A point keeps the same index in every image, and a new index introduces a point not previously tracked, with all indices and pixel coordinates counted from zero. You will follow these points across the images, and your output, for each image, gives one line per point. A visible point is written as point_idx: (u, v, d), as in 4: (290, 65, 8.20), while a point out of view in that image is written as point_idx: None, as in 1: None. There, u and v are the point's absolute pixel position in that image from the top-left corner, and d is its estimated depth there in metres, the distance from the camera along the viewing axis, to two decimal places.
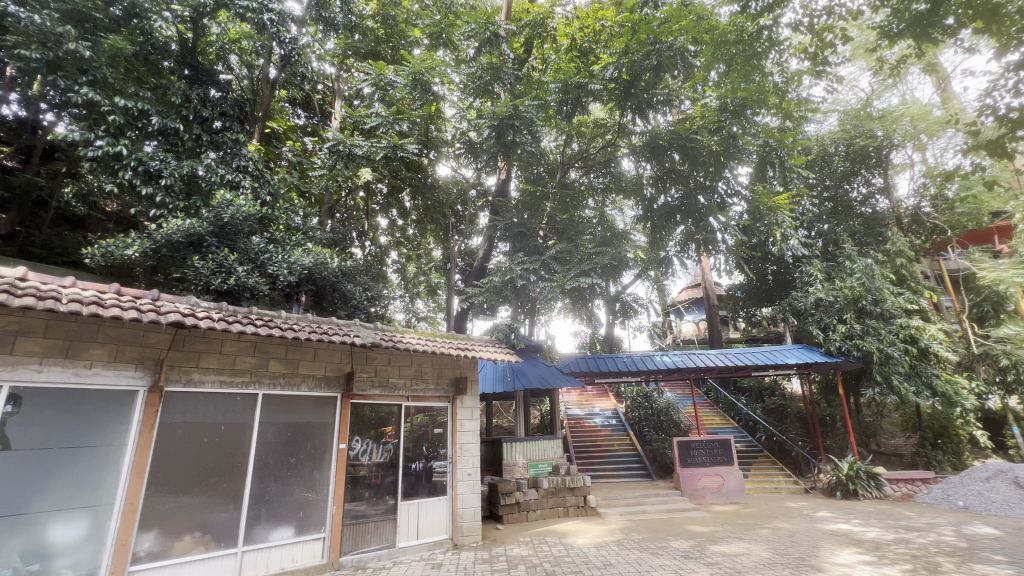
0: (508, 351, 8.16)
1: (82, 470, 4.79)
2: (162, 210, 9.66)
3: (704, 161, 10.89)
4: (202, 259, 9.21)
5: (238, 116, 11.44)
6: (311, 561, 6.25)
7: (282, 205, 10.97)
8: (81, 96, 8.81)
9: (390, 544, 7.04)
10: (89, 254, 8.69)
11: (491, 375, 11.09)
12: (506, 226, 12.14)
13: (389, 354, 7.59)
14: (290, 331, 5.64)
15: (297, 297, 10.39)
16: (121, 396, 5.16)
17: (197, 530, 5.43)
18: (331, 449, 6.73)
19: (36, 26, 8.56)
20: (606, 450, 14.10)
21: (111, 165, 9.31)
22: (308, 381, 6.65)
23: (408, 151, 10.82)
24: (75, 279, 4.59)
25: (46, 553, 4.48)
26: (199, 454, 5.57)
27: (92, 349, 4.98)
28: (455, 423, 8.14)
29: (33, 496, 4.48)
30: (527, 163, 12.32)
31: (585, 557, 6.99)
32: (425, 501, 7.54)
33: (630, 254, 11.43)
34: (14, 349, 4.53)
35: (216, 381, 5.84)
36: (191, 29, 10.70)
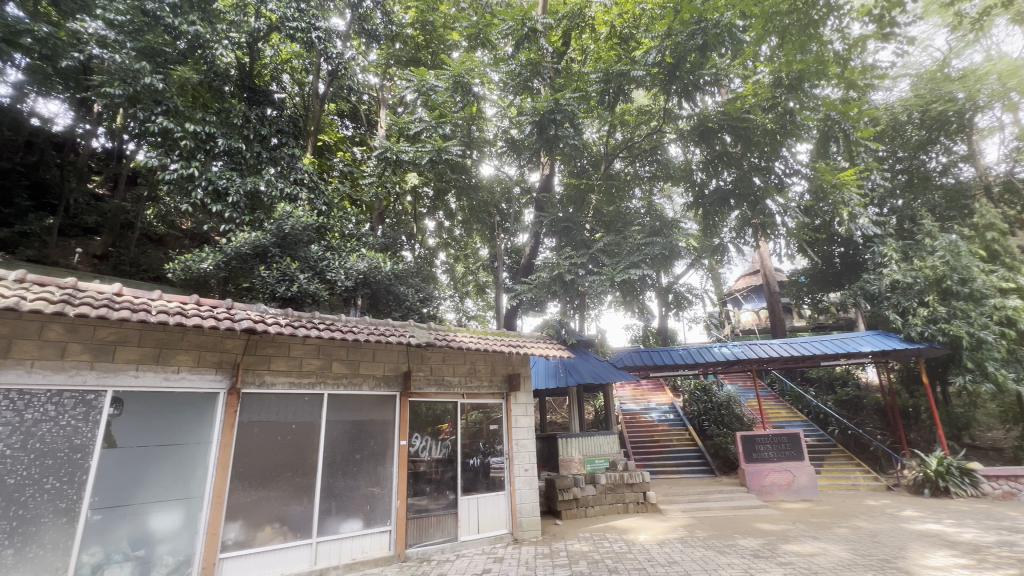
0: (560, 346, 8.14)
1: (175, 466, 5.27)
2: (231, 224, 10.41)
3: (758, 141, 10.34)
4: (268, 268, 9.86)
5: (293, 132, 12.13)
6: (379, 553, 6.53)
7: (337, 214, 11.44)
8: (157, 125, 9.66)
9: (452, 538, 7.23)
10: (171, 269, 9.61)
11: (542, 371, 11.10)
12: (551, 222, 12.15)
13: (443, 353, 7.76)
14: (350, 334, 5.90)
15: (354, 301, 10.85)
16: (204, 398, 5.61)
17: (275, 522, 5.81)
18: (393, 445, 6.99)
19: (117, 65, 9.51)
20: (663, 446, 13.74)
21: (186, 187, 10.15)
22: (368, 381, 6.94)
23: (452, 153, 10.97)
24: (162, 292, 5.04)
25: (149, 540, 4.98)
26: (274, 450, 5.96)
27: (179, 355, 5.46)
28: (510, 419, 8.22)
29: (137, 488, 4.99)
30: (571, 156, 12.18)
31: (648, 554, 6.86)
32: (484, 496, 7.68)
33: (681, 243, 11.03)
34: (115, 356, 5.05)
35: (286, 382, 6.21)
36: (248, 54, 11.44)
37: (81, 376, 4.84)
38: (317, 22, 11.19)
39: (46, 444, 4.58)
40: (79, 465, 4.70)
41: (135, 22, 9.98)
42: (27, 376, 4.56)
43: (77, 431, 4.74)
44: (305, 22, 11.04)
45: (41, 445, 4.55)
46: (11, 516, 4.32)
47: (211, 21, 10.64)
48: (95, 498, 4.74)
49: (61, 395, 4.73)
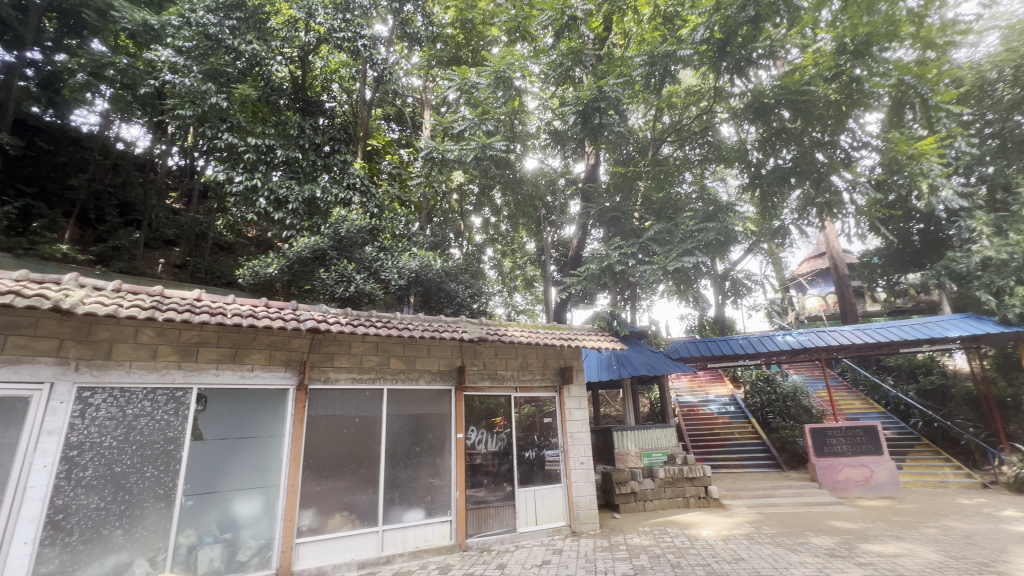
0: (613, 338, 8.01)
1: (254, 457, 5.68)
2: (292, 230, 11.03)
3: (820, 114, 9.62)
4: (327, 271, 10.39)
5: (344, 138, 12.64)
6: (441, 542, 6.74)
7: (388, 215, 11.80)
8: (224, 141, 10.47)
9: (511, 529, 7.34)
10: (241, 274, 10.35)
11: (595, 365, 10.98)
12: (599, 212, 11.97)
13: (495, 347, 7.85)
14: (406, 331, 6.11)
15: (408, 299, 11.19)
16: (276, 394, 6.00)
17: (344, 510, 6.14)
18: (451, 438, 7.18)
19: (187, 88, 10.40)
20: (724, 439, 13.23)
21: (250, 198, 10.87)
22: (425, 375, 7.15)
23: (496, 149, 11.03)
24: (235, 296, 5.44)
25: (235, 524, 5.43)
26: (341, 443, 6.29)
27: (252, 354, 5.86)
28: (564, 412, 8.20)
29: (221, 477, 5.44)
30: (615, 144, 11.90)
31: (712, 550, 6.64)
32: (541, 488, 7.72)
33: (737, 226, 10.62)
34: (198, 356, 5.50)
35: (348, 378, 6.52)
36: (300, 67, 11.96)
37: (170, 375, 5.32)
38: (362, 30, 11.54)
39: (145, 436, 5.08)
40: (173, 455, 5.18)
41: (200, 47, 10.77)
42: (127, 375, 5.08)
43: (169, 425, 5.22)
44: (351, 32, 11.43)
45: (141, 437, 5.06)
46: (121, 499, 4.85)
47: (265, 39, 11.29)
48: (187, 485, 5.21)
49: (156, 392, 5.22)
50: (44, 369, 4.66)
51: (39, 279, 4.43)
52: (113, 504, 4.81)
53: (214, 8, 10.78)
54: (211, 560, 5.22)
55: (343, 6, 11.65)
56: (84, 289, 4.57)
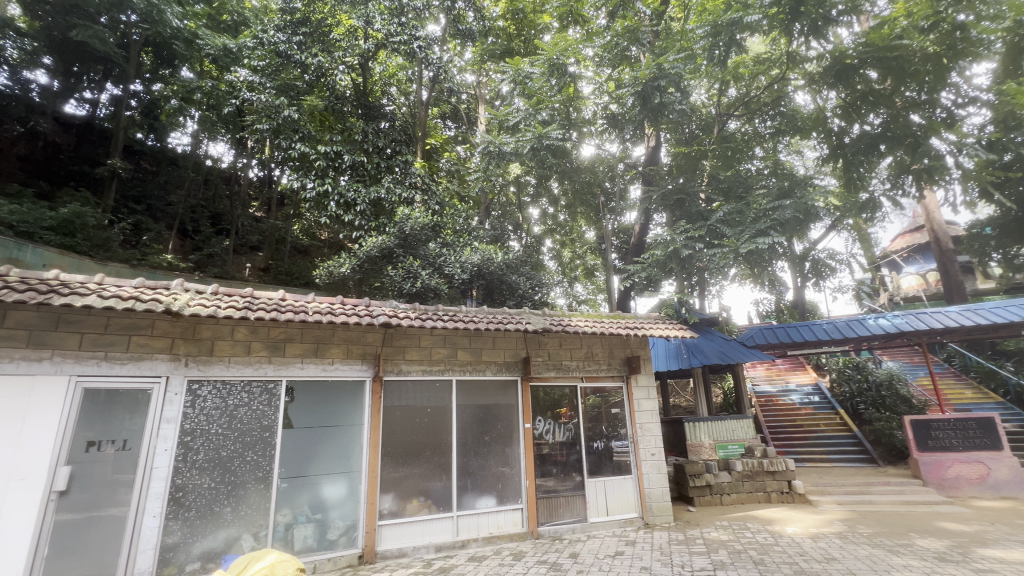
0: (682, 326, 7.69)
1: (337, 444, 6.09)
2: (361, 231, 11.61)
3: (914, 70, 8.55)
4: (395, 268, 10.87)
5: (404, 139, 13.04)
6: (513, 529, 6.88)
7: (449, 211, 12.12)
8: (297, 151, 11.30)
9: (582, 519, 7.34)
10: (318, 274, 11.06)
11: (663, 353, 10.63)
12: (662, 195, 11.52)
13: (559, 338, 7.82)
14: (471, 324, 6.25)
15: (471, 292, 11.45)
16: (354, 386, 6.36)
17: (420, 495, 6.44)
18: (519, 428, 7.28)
19: (263, 103, 11.33)
20: (809, 431, 12.36)
21: (323, 203, 11.66)
22: (491, 367, 7.28)
23: (553, 138, 10.99)
24: (315, 295, 5.83)
25: (324, 506, 5.87)
26: (414, 432, 6.58)
27: (332, 348, 6.26)
28: (632, 403, 8.03)
29: (310, 462, 5.88)
30: (677, 123, 11.38)
31: (800, 548, 6.25)
32: (611, 479, 7.63)
33: (819, 202, 9.78)
34: (286, 351, 5.97)
35: (419, 369, 6.78)
36: (361, 74, 12.43)
37: (263, 368, 5.81)
38: (417, 32, 11.76)
39: (244, 424, 5.60)
40: (269, 442, 5.68)
41: (272, 64, 11.71)
42: (227, 369, 5.63)
43: (264, 414, 5.72)
44: (407, 35, 11.66)
45: (241, 425, 5.58)
46: (228, 480, 5.40)
47: (329, 50, 11.88)
48: (282, 468, 5.70)
49: (251, 384, 5.73)
50: (160, 364, 5.27)
51: (152, 285, 5.00)
52: (221, 484, 5.37)
53: (283, 26, 11.57)
54: (305, 538, 5.69)
55: (398, 10, 11.79)
56: (188, 293, 5.11)
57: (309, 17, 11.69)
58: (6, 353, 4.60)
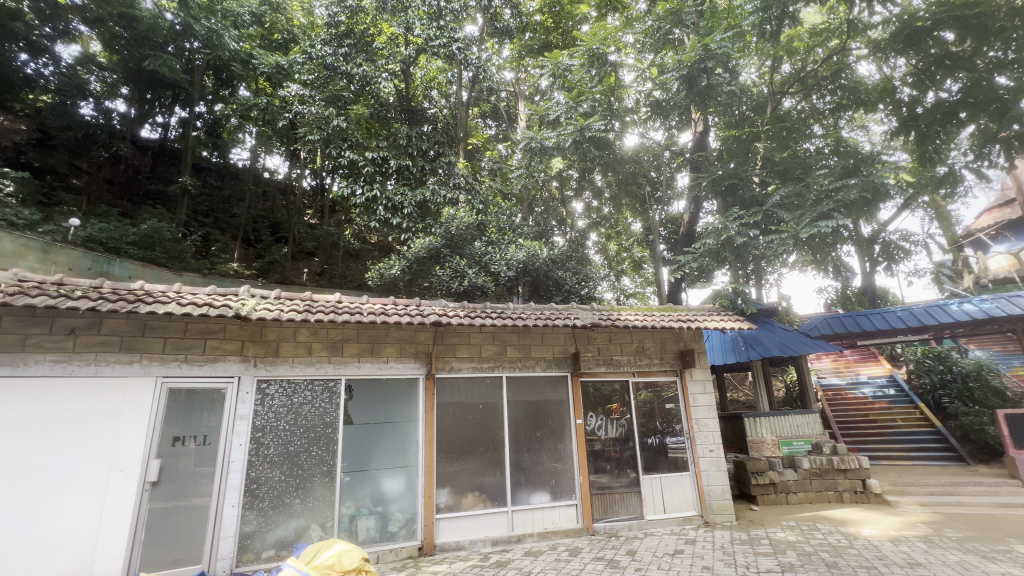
0: (738, 317, 7.34)
1: (394, 439, 6.31)
2: (408, 233, 11.92)
3: (1000, 28, 7.66)
4: (442, 268, 11.13)
5: (447, 141, 13.24)
6: (568, 525, 6.87)
7: (493, 210, 12.25)
8: (347, 158, 11.82)
9: (638, 516, 7.21)
10: (370, 276, 11.50)
11: (718, 347, 10.20)
12: (712, 181, 11.03)
13: (609, 333, 7.70)
14: (519, 320, 6.27)
15: (517, 289, 11.55)
16: (408, 383, 6.55)
17: (475, 490, 6.55)
18: (570, 424, 7.24)
19: (314, 115, 11.89)
20: (884, 427, 11.52)
21: (372, 207, 12.12)
22: (540, 363, 7.27)
23: (595, 129, 10.76)
24: (368, 296, 6.05)
25: (384, 499, 6.10)
26: (468, 427, 6.70)
27: (386, 347, 6.47)
28: (687, 398, 7.78)
29: (370, 457, 6.13)
30: (726, 105, 10.91)
31: (877, 551, 5.84)
32: (667, 476, 7.44)
33: (890, 179, 8.99)
34: (344, 350, 6.24)
35: (470, 366, 6.88)
36: (403, 79, 12.75)
37: (323, 367, 6.10)
38: (455, 34, 11.90)
39: (308, 420, 5.91)
40: (331, 437, 5.97)
41: (320, 77, 12.19)
42: (291, 369, 5.95)
43: (326, 411, 6.01)
44: (446, 37, 11.83)
45: (306, 421, 5.90)
46: (296, 473, 5.73)
47: (372, 59, 12.27)
48: (344, 463, 5.97)
49: (313, 383, 6.04)
50: (233, 365, 5.66)
51: (223, 292, 5.38)
52: (291, 477, 5.70)
53: (329, 40, 12.00)
54: (368, 529, 5.94)
55: (436, 14, 12.04)
56: (254, 298, 5.46)
57: (353, 29, 12.03)
58: (103, 358, 5.09)
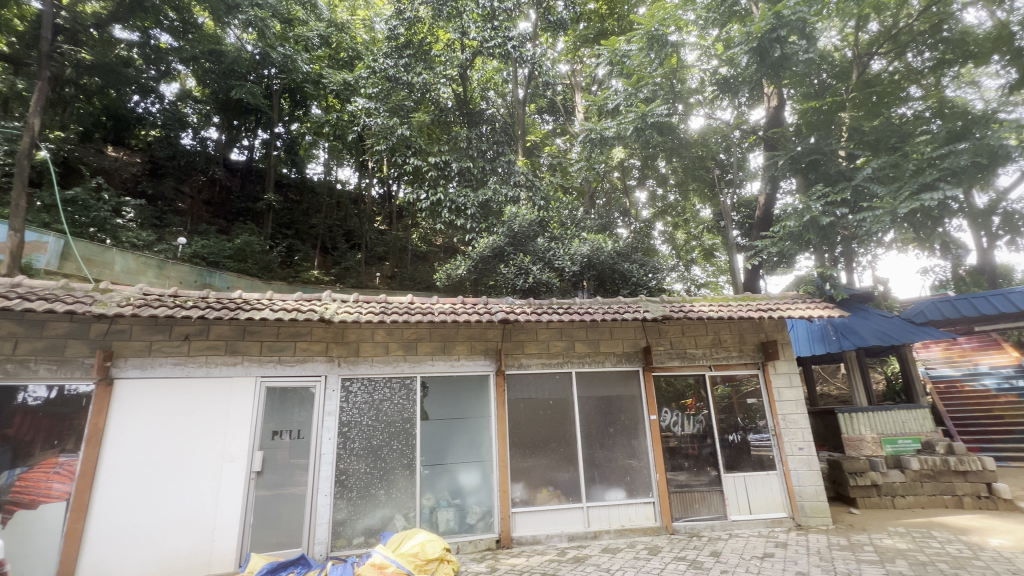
0: (828, 304, 6.73)
1: (468, 435, 6.50)
2: (473, 233, 12.18)
3: None
4: (507, 266, 11.30)
5: (506, 140, 13.36)
6: (646, 523, 6.70)
7: (555, 205, 12.25)
8: (411, 165, 12.31)
9: (721, 516, 6.87)
10: (439, 278, 11.95)
11: (805, 337, 9.38)
12: (789, 159, 10.25)
13: (681, 325, 7.38)
14: (587, 315, 6.19)
15: (582, 284, 11.43)
16: (480, 380, 6.70)
17: (549, 485, 6.58)
18: (644, 420, 7.05)
19: (379, 127, 12.39)
20: (1012, 424, 10.15)
21: (437, 211, 12.55)
22: (610, 358, 7.14)
23: (658, 114, 10.42)
24: (438, 297, 6.25)
25: (462, 492, 6.31)
26: (540, 423, 6.75)
27: (457, 346, 6.66)
28: (771, 392, 7.30)
29: (446, 451, 6.37)
30: (803, 74, 10.05)
31: (1010, 565, 5.14)
32: (751, 475, 7.02)
33: (1012, 141, 7.80)
34: (419, 349, 6.51)
35: (539, 363, 6.89)
36: (461, 83, 13.01)
37: (400, 366, 6.40)
38: (510, 33, 12.04)
39: (389, 416, 6.24)
40: (410, 432, 6.27)
41: (383, 89, 12.70)
42: (371, 368, 6.30)
43: (404, 407, 6.32)
44: (501, 37, 11.99)
45: (387, 417, 6.24)
46: (380, 466, 6.08)
47: (431, 66, 12.62)
48: (423, 457, 6.25)
49: (391, 380, 6.36)
50: (320, 365, 6.10)
51: (308, 298, 5.82)
52: (375, 469, 6.06)
53: (390, 53, 12.51)
54: (448, 520, 6.17)
55: (490, 15, 12.23)
56: (336, 302, 5.85)
57: (412, 39, 12.47)
58: (212, 360, 5.70)
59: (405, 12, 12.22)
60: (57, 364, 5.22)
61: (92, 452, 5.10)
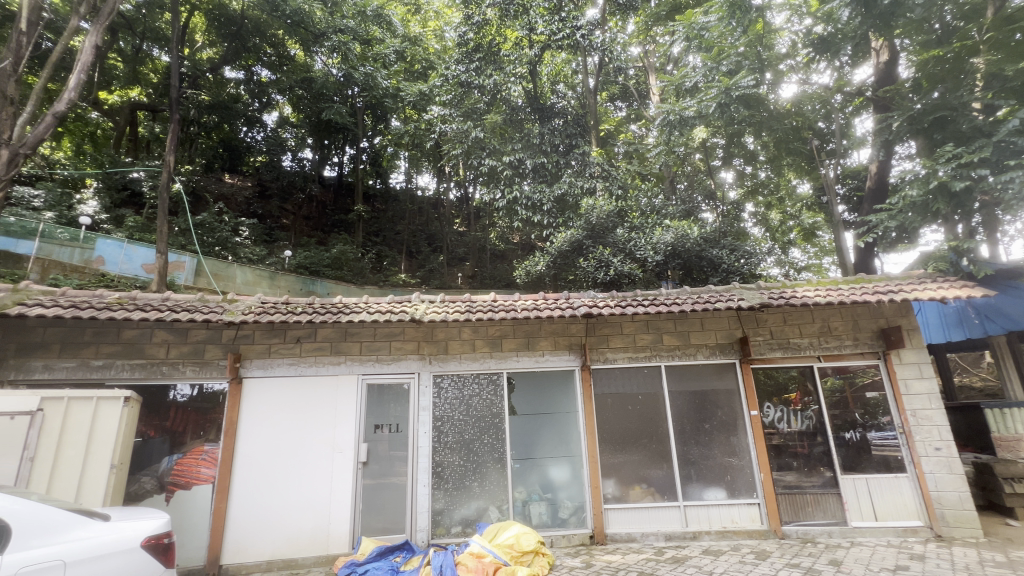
0: (966, 283, 5.80)
1: (557, 430, 6.53)
2: (550, 229, 12.19)
3: None
4: (586, 259, 11.17)
5: (579, 131, 13.19)
6: (751, 525, 6.27)
7: (633, 194, 11.85)
8: (487, 166, 12.51)
9: (840, 522, 6.22)
10: (520, 274, 12.15)
11: (937, 322, 8.39)
12: (908, 119, 9.00)
13: (783, 313, 6.77)
14: (675, 306, 5.89)
15: (667, 274, 10.96)
16: (565, 375, 6.68)
17: (642, 482, 6.40)
18: (744, 416, 6.58)
19: (455, 132, 12.79)
20: None
21: (514, 209, 12.67)
22: (703, 350, 6.75)
23: (744, 86, 9.64)
24: (520, 294, 6.33)
25: (553, 486, 6.35)
26: (629, 418, 6.58)
27: (541, 341, 6.69)
28: (895, 385, 6.47)
29: (534, 446, 6.45)
30: (922, 21, 8.74)
31: None
32: (875, 477, 6.29)
33: None
34: (504, 346, 6.64)
35: (626, 357, 6.72)
36: (531, 80, 13.04)
37: (487, 362, 6.58)
38: (579, 22, 12.07)
39: (479, 411, 6.45)
40: (499, 427, 6.43)
41: (457, 95, 12.94)
42: (460, 365, 6.54)
43: (493, 402, 6.49)
44: (569, 28, 12.10)
45: (477, 412, 6.45)
46: (472, 459, 6.31)
47: (501, 67, 12.77)
48: (513, 451, 6.39)
49: (479, 376, 6.55)
50: (413, 363, 6.46)
51: (400, 300, 6.18)
52: (468, 461, 6.30)
53: (461, 59, 12.83)
54: (540, 514, 6.24)
55: (557, 9, 12.40)
56: (425, 303, 6.16)
57: (481, 42, 12.68)
58: (321, 360, 6.27)
59: (473, 16, 12.51)
60: (199, 366, 6.04)
61: (229, 443, 5.85)
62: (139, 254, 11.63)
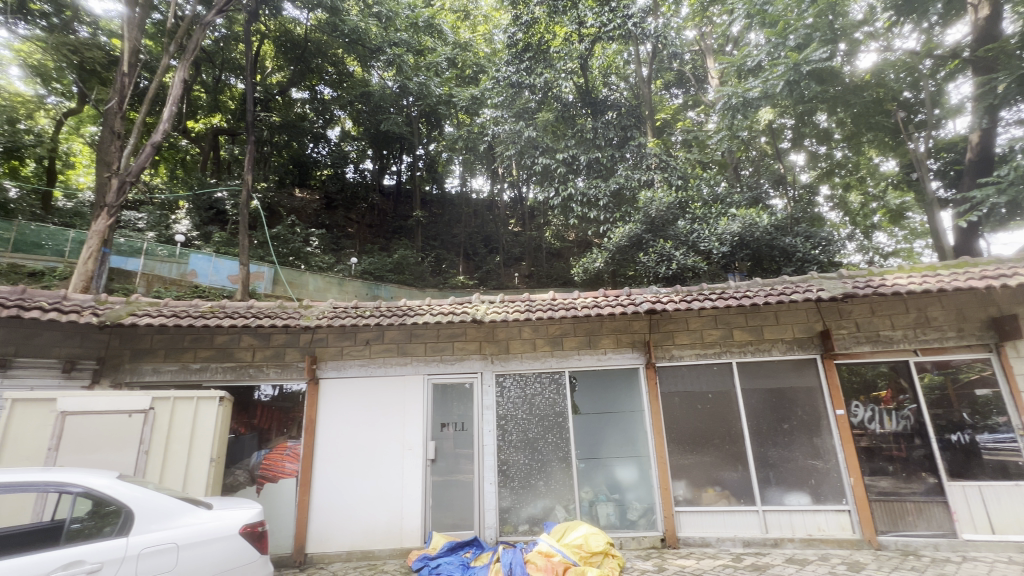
0: None
1: (622, 430, 6.38)
2: (607, 224, 11.96)
3: None
4: (646, 254, 10.85)
5: (634, 122, 12.80)
6: (841, 534, 5.79)
7: (694, 183, 11.36)
8: (541, 164, 12.50)
9: (948, 534, 5.60)
10: (578, 272, 12.00)
11: None
12: (1017, 79, 7.91)
13: (870, 303, 6.19)
14: (745, 299, 5.56)
15: (734, 266, 10.41)
16: (629, 373, 6.52)
17: (715, 485, 6.11)
18: (828, 415, 6.10)
19: (507, 133, 12.88)
20: None
21: (569, 206, 12.56)
22: (778, 345, 6.33)
23: (815, 60, 8.93)
24: (579, 291, 6.25)
25: (620, 486, 6.22)
26: (699, 417, 6.31)
27: (603, 339, 6.58)
28: (1012, 381, 5.73)
29: (600, 445, 6.35)
30: None
31: None
32: (990, 485, 5.60)
33: None
34: (564, 344, 6.59)
35: (693, 354, 6.44)
36: (582, 74, 12.87)
37: (548, 361, 6.56)
38: (629, 10, 11.72)
39: (542, 410, 6.46)
40: (563, 426, 6.40)
41: (508, 96, 12.99)
42: (521, 364, 6.57)
43: (556, 401, 6.47)
44: (619, 18, 11.69)
45: (540, 411, 6.46)
46: (537, 458, 6.32)
47: (551, 64, 12.72)
48: (578, 450, 6.33)
49: (541, 375, 6.55)
50: (475, 363, 6.58)
51: (461, 301, 6.31)
52: (533, 460, 6.31)
53: (511, 60, 12.88)
54: (608, 515, 6.13)
55: None
56: (486, 303, 6.26)
57: (530, 42, 12.69)
58: (389, 361, 6.55)
59: (522, 16, 12.55)
60: (281, 368, 6.49)
61: (310, 440, 6.24)
62: (225, 266, 12.76)
